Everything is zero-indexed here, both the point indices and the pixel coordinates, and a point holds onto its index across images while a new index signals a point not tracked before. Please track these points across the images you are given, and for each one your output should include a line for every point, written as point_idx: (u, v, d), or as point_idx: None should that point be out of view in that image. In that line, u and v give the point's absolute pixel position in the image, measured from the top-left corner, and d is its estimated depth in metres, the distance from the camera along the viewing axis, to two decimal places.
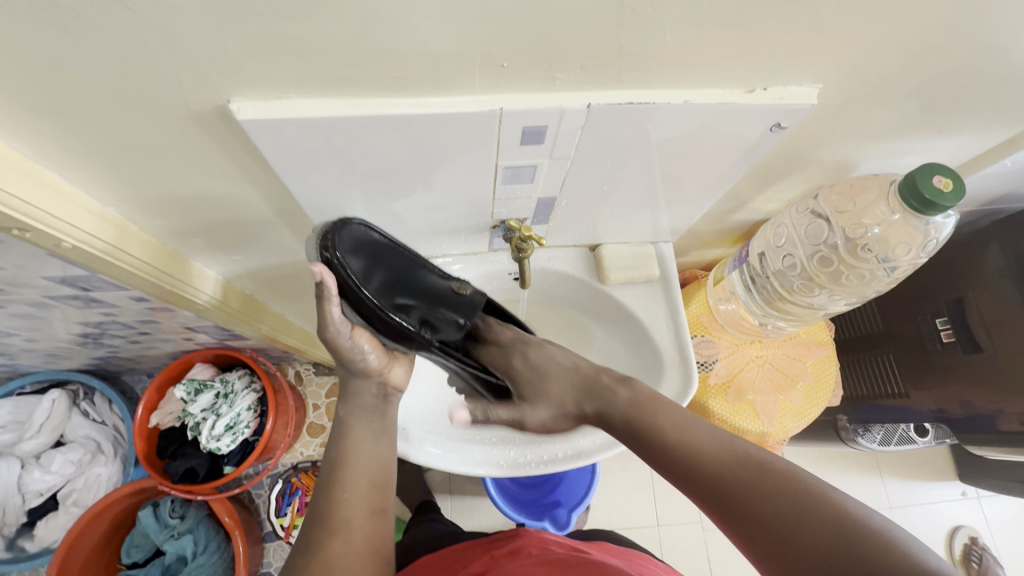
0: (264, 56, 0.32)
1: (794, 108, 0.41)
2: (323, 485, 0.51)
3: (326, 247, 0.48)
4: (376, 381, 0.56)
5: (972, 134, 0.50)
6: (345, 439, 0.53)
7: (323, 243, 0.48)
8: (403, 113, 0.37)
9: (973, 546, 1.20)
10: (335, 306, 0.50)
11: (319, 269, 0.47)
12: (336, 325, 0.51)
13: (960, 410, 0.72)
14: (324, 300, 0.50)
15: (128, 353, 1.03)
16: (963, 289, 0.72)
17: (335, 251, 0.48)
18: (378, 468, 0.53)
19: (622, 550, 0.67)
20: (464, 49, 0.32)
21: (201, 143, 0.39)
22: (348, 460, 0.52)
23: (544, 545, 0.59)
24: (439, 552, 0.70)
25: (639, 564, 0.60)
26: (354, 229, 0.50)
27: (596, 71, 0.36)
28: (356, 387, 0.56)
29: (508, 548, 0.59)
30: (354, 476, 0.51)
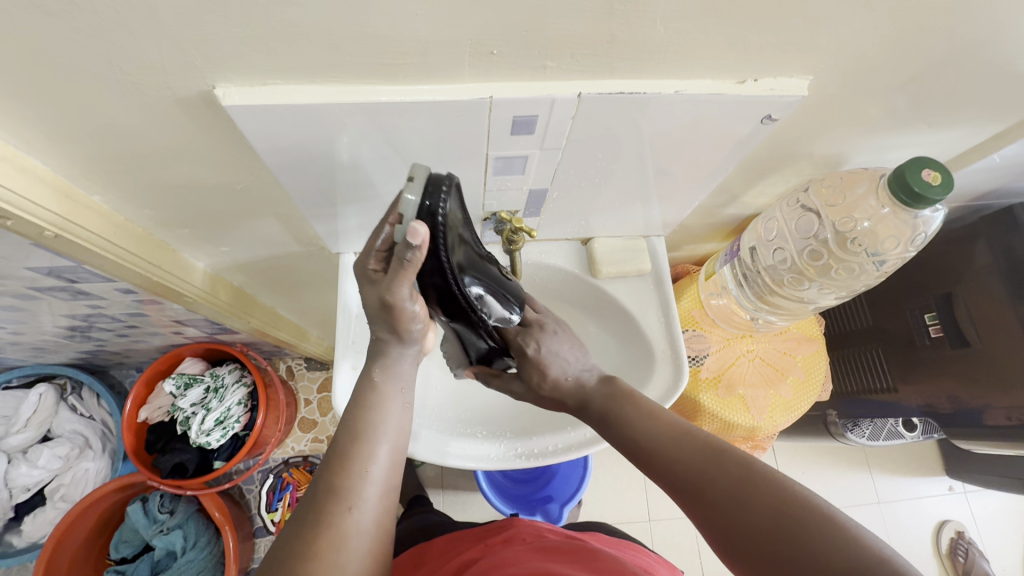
0: (251, 41, 0.31)
1: (785, 101, 0.41)
2: (341, 452, 0.45)
3: (434, 201, 0.38)
4: (414, 348, 0.52)
5: (962, 128, 0.50)
6: (374, 409, 0.48)
7: (436, 194, 0.38)
8: (391, 101, 0.36)
9: (958, 540, 1.22)
10: (408, 276, 0.42)
11: (422, 230, 0.37)
12: (405, 294, 0.44)
13: (947, 405, 0.72)
14: (408, 264, 0.40)
15: (116, 347, 1.02)
16: (951, 284, 0.72)
17: (442, 212, 0.38)
18: (399, 448, 0.49)
19: (616, 541, 0.66)
20: (453, 36, 0.32)
21: (187, 129, 0.38)
22: (378, 434, 0.47)
23: (539, 534, 0.59)
24: (432, 544, 0.70)
25: (634, 555, 0.59)
26: (457, 190, 0.41)
27: (586, 61, 0.36)
28: (393, 355, 0.51)
29: (502, 536, 0.59)
30: (382, 451, 0.47)
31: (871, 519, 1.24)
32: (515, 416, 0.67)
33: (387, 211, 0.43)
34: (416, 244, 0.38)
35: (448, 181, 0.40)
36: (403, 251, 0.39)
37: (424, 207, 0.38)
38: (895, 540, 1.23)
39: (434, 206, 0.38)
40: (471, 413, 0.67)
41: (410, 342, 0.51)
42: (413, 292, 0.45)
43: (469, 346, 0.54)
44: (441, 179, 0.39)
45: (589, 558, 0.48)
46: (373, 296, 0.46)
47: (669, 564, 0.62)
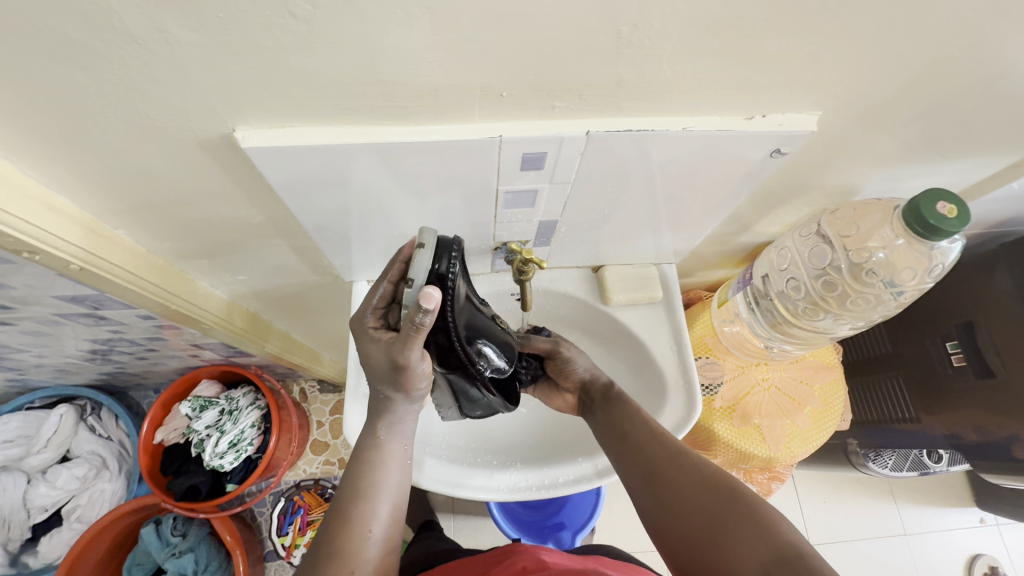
0: (271, 89, 0.33)
1: (793, 135, 0.41)
2: (342, 514, 0.47)
3: (444, 265, 0.41)
4: (420, 405, 0.50)
5: (977, 158, 0.49)
6: (376, 470, 0.49)
7: (447, 257, 0.42)
8: (404, 141, 0.37)
9: None
10: (419, 340, 0.42)
11: (435, 295, 0.38)
12: (414, 357, 0.43)
13: (975, 436, 0.70)
14: (416, 329, 0.40)
15: (135, 369, 1.04)
16: (973, 312, 0.70)
17: (451, 277, 0.41)
18: (399, 504, 0.50)
19: (619, 561, 0.67)
20: (463, 79, 0.33)
21: (207, 167, 0.40)
22: (378, 494, 0.48)
23: (542, 560, 0.57)
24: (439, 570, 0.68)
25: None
26: (462, 250, 0.45)
27: (594, 100, 0.36)
28: (397, 413, 0.50)
29: (505, 564, 0.58)
30: (383, 510, 0.48)
31: (898, 552, 1.19)
32: (526, 447, 0.66)
33: (385, 269, 0.48)
34: (428, 308, 0.38)
35: (454, 246, 0.43)
36: (411, 316, 0.39)
37: (434, 270, 0.41)
38: None
39: (443, 269, 0.41)
40: (481, 442, 0.66)
41: (416, 399, 0.49)
42: (423, 353, 0.44)
43: (461, 397, 0.53)
44: (451, 245, 0.43)
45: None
46: (381, 356, 0.45)
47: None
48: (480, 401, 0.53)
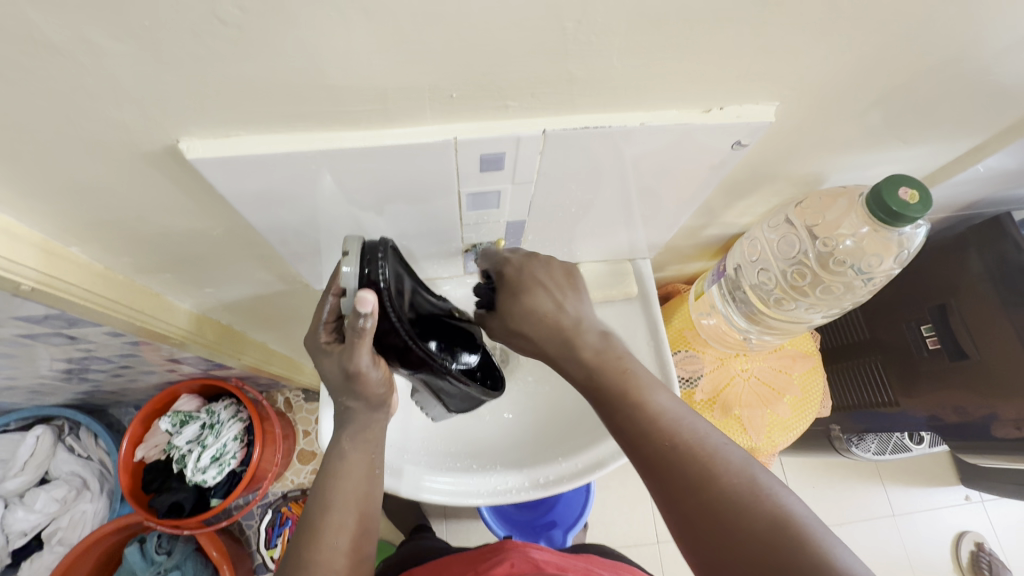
0: (212, 99, 0.32)
1: (753, 127, 0.41)
2: (311, 526, 0.47)
3: (372, 269, 0.41)
4: (385, 412, 0.52)
5: (939, 142, 0.49)
6: (342, 479, 0.49)
7: (374, 259, 0.42)
8: (355, 146, 0.36)
9: (980, 552, 1.18)
10: (366, 344, 0.44)
11: (370, 297, 0.40)
12: (364, 362, 0.46)
13: (953, 416, 0.71)
14: (360, 334, 0.42)
15: (112, 386, 1.02)
16: (945, 295, 0.71)
17: (380, 278, 0.41)
18: (367, 511, 0.50)
19: (608, 561, 0.66)
20: (410, 81, 0.32)
21: (156, 181, 0.38)
22: (345, 503, 0.48)
23: (533, 557, 0.57)
24: (426, 568, 0.67)
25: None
26: (391, 250, 0.46)
27: (547, 98, 0.36)
28: (363, 421, 0.51)
29: (492, 562, 0.57)
30: (350, 520, 0.48)
31: (886, 534, 1.20)
32: (505, 449, 0.65)
33: (329, 283, 0.46)
34: (364, 312, 0.40)
35: (381, 247, 0.44)
36: (352, 323, 0.42)
37: (363, 275, 0.42)
38: (913, 551, 1.19)
39: (373, 274, 0.41)
40: (462, 446, 0.66)
41: (378, 406, 0.51)
42: (374, 359, 0.47)
43: (440, 395, 0.54)
44: (377, 249, 0.43)
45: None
46: (335, 367, 0.48)
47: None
48: (457, 395, 0.53)
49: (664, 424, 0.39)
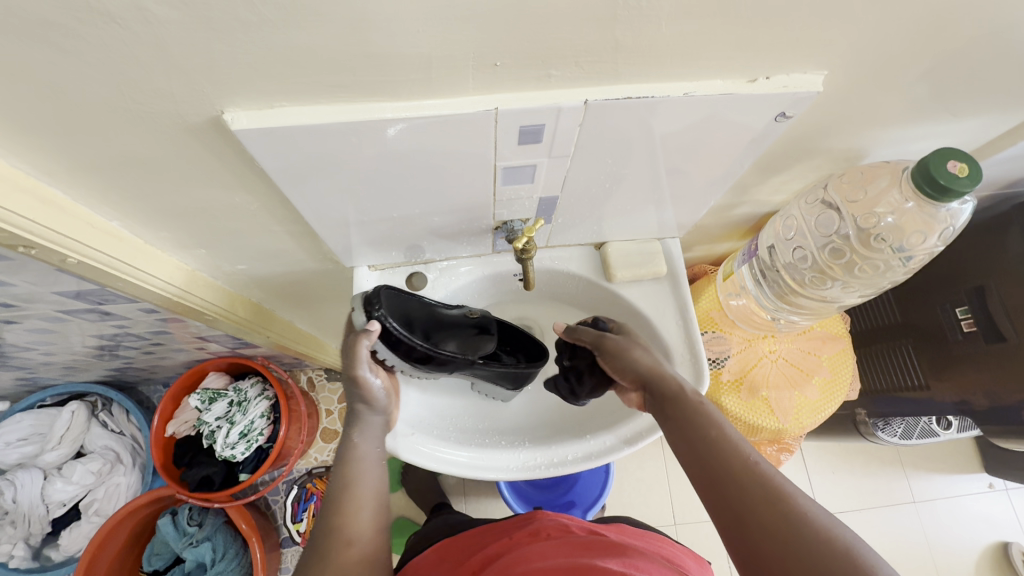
0: (257, 67, 0.32)
1: (799, 97, 0.39)
2: (334, 500, 0.48)
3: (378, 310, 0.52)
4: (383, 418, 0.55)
5: (989, 115, 0.48)
6: (356, 459, 0.50)
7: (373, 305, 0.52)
8: (397, 117, 0.36)
9: None
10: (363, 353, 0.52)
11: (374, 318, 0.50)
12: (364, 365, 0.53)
13: (983, 401, 0.69)
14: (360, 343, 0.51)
15: (143, 363, 1.05)
16: (982, 276, 0.70)
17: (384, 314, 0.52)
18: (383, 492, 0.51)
19: (638, 529, 0.68)
20: (455, 50, 0.32)
21: (197, 155, 0.39)
22: (364, 475, 0.49)
23: (564, 526, 0.60)
24: (459, 536, 0.69)
25: (659, 546, 0.62)
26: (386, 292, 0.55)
27: (590, 67, 0.35)
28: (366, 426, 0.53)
29: (526, 529, 0.60)
30: (370, 490, 0.49)
31: (909, 520, 1.19)
32: (531, 427, 0.66)
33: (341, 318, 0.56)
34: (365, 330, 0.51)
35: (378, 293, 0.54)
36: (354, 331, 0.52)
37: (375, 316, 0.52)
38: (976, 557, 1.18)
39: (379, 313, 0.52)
40: (489, 424, 0.67)
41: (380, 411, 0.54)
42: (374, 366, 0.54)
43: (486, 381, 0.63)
44: (374, 291, 0.54)
45: (619, 553, 0.51)
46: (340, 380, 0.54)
47: (695, 556, 0.66)
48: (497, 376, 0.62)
49: (745, 455, 0.42)
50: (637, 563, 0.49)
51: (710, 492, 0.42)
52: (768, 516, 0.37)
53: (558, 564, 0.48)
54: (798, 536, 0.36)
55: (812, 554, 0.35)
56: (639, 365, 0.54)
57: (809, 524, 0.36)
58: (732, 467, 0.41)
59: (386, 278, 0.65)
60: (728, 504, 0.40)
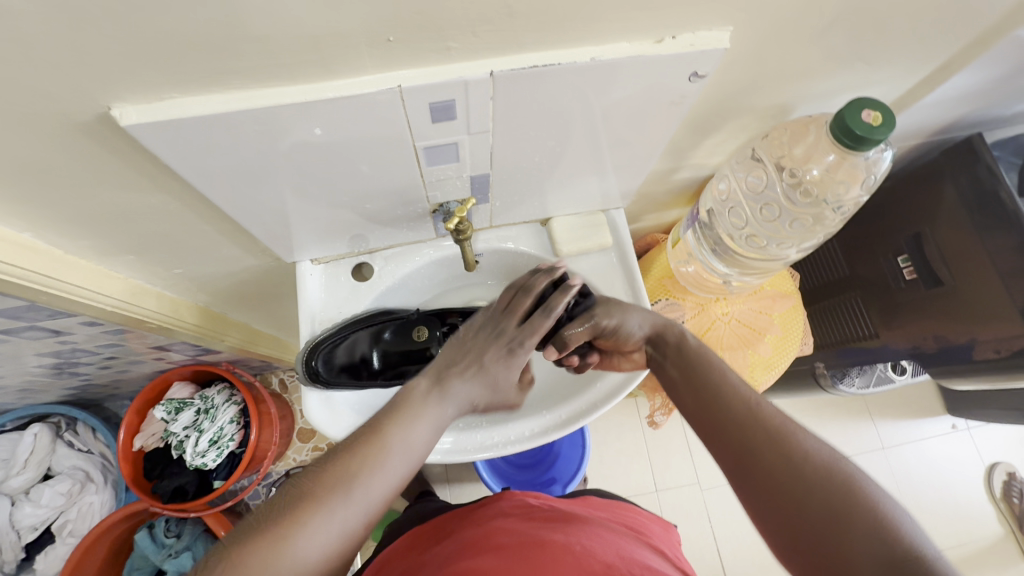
0: (134, 57, 0.30)
1: (708, 55, 0.39)
2: (372, 428, 0.43)
3: (311, 364, 0.57)
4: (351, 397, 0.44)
5: (903, 63, 0.48)
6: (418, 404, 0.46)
7: (308, 361, 0.58)
8: (297, 101, 0.35)
9: (1012, 481, 1.23)
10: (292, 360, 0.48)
11: None
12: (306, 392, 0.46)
13: (933, 345, 0.71)
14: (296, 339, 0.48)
15: (103, 379, 1.02)
16: (919, 224, 0.72)
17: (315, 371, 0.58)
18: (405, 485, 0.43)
19: (604, 501, 0.69)
20: (341, 26, 0.31)
21: (94, 154, 0.37)
22: (415, 422, 0.45)
23: (526, 504, 0.61)
24: (430, 522, 0.69)
25: (622, 515, 0.63)
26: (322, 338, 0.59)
27: (490, 37, 0.34)
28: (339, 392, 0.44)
29: (490, 509, 0.61)
30: (417, 438, 0.44)
31: (878, 466, 1.24)
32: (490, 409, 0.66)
33: None
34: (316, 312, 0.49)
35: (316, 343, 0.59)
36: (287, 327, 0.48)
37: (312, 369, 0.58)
38: (948, 492, 1.23)
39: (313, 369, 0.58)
40: None
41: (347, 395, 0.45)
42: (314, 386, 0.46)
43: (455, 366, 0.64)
44: (327, 338, 0.59)
45: (579, 524, 0.52)
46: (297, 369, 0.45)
47: (660, 520, 0.68)
48: None
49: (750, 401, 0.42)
50: (596, 533, 0.50)
51: (711, 430, 0.43)
52: (780, 461, 0.38)
53: (518, 538, 0.49)
54: (812, 478, 0.36)
55: (817, 479, 0.36)
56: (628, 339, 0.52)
57: (817, 461, 0.37)
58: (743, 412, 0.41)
59: (331, 272, 0.64)
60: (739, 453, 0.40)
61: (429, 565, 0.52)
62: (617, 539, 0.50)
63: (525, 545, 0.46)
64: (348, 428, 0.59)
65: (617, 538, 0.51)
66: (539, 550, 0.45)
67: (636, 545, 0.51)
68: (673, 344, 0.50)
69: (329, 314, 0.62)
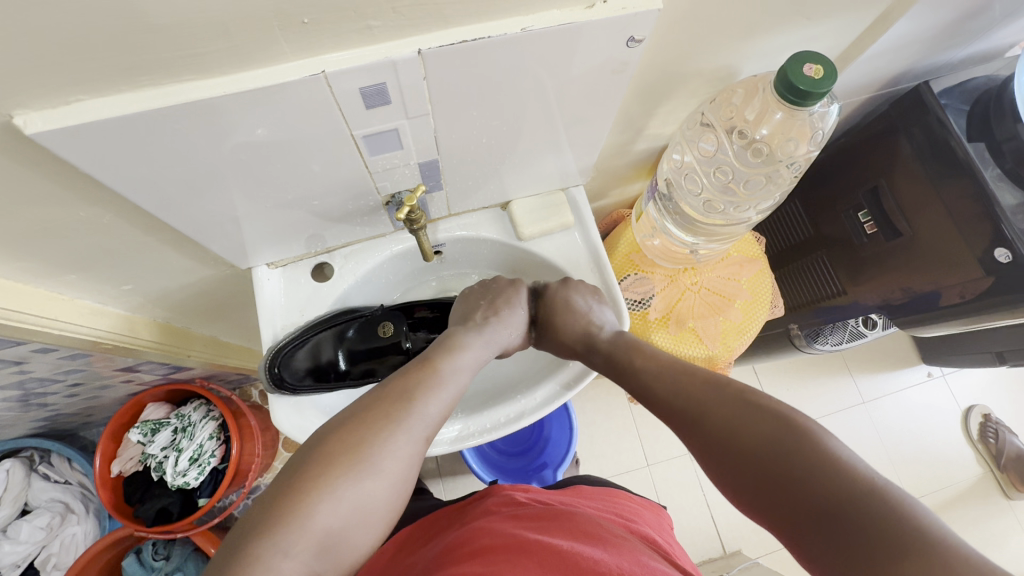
0: (26, 59, 0.28)
1: (640, 18, 0.38)
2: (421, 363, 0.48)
3: (275, 367, 0.56)
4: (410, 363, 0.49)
5: (843, 14, 0.48)
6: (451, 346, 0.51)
7: (272, 365, 0.56)
8: (214, 95, 0.33)
9: (987, 423, 1.26)
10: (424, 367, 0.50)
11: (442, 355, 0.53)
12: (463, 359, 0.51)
13: (901, 296, 0.72)
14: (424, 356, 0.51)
15: (73, 407, 0.99)
16: (876, 178, 0.73)
17: (276, 373, 0.56)
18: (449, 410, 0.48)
19: (595, 489, 0.70)
20: (245, 9, 0.29)
21: (7, 168, 0.35)
22: (455, 358, 0.50)
23: (512, 499, 0.60)
24: (418, 522, 0.69)
25: (614, 505, 0.63)
26: (284, 340, 0.58)
27: (411, 12, 0.33)
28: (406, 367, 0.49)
29: (479, 509, 0.60)
30: (460, 374, 0.49)
31: (861, 420, 1.27)
32: (466, 400, 0.65)
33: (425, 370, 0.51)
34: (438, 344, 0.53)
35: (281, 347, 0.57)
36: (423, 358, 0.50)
37: (275, 373, 0.56)
38: (928, 439, 1.26)
39: (275, 371, 0.56)
40: None
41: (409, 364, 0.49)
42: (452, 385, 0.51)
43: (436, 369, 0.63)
44: (289, 342, 0.58)
45: (565, 521, 0.51)
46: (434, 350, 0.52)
47: (650, 506, 0.68)
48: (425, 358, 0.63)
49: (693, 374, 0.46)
50: (582, 530, 0.49)
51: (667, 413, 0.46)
52: (725, 428, 0.42)
53: (503, 540, 0.48)
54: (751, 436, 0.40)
55: (752, 432, 0.40)
56: (572, 329, 0.56)
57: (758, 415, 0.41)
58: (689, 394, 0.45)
59: (290, 275, 0.62)
60: (694, 433, 0.44)
61: (414, 569, 0.51)
62: (603, 535, 0.49)
63: (510, 549, 0.45)
64: (317, 428, 0.58)
65: (608, 534, 0.50)
66: (525, 553, 0.44)
67: (624, 538, 0.50)
68: (633, 346, 0.53)
69: (291, 318, 0.60)
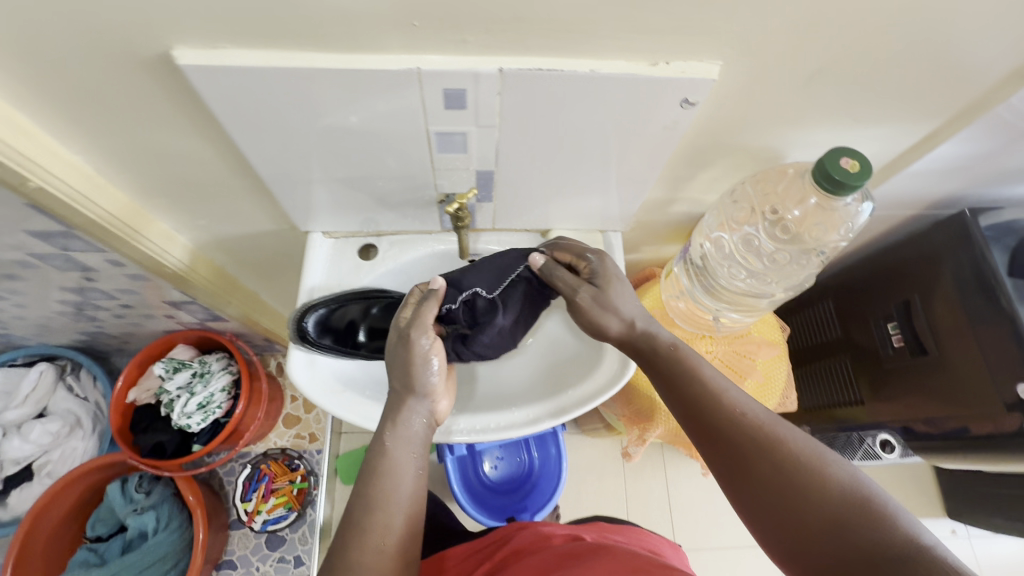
0: (198, 7, 0.36)
1: (697, 83, 0.43)
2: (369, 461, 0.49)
3: (304, 322, 0.61)
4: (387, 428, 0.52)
5: (891, 124, 0.52)
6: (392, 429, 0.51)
7: (301, 320, 0.61)
8: (325, 66, 0.40)
9: None
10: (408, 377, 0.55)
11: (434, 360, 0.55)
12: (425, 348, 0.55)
13: (924, 426, 0.71)
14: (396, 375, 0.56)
15: (114, 329, 1.07)
16: (910, 293, 0.72)
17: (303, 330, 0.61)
18: (420, 504, 0.48)
19: (616, 525, 0.69)
20: (371, 4, 0.36)
21: (151, 90, 0.43)
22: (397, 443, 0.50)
23: (546, 534, 0.60)
24: (440, 558, 0.68)
25: (641, 542, 0.63)
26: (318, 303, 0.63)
27: (500, 36, 0.39)
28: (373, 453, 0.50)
29: (508, 547, 0.60)
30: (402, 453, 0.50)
31: None
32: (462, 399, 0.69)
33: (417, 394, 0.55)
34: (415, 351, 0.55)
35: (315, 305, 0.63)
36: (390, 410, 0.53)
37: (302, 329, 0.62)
38: None
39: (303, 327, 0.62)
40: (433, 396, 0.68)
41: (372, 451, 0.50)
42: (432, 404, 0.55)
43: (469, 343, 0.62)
44: (322, 302, 0.63)
45: (603, 555, 0.49)
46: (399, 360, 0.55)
47: (670, 539, 0.67)
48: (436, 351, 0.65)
49: (747, 416, 0.45)
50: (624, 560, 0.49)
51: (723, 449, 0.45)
52: (789, 484, 0.41)
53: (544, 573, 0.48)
54: (821, 495, 0.39)
55: (821, 494, 0.39)
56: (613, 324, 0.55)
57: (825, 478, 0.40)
58: (749, 439, 0.44)
59: (340, 247, 0.68)
60: (751, 481, 0.43)
61: None
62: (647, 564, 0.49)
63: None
64: (323, 390, 0.62)
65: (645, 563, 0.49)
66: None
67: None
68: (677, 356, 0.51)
69: (330, 284, 0.66)
